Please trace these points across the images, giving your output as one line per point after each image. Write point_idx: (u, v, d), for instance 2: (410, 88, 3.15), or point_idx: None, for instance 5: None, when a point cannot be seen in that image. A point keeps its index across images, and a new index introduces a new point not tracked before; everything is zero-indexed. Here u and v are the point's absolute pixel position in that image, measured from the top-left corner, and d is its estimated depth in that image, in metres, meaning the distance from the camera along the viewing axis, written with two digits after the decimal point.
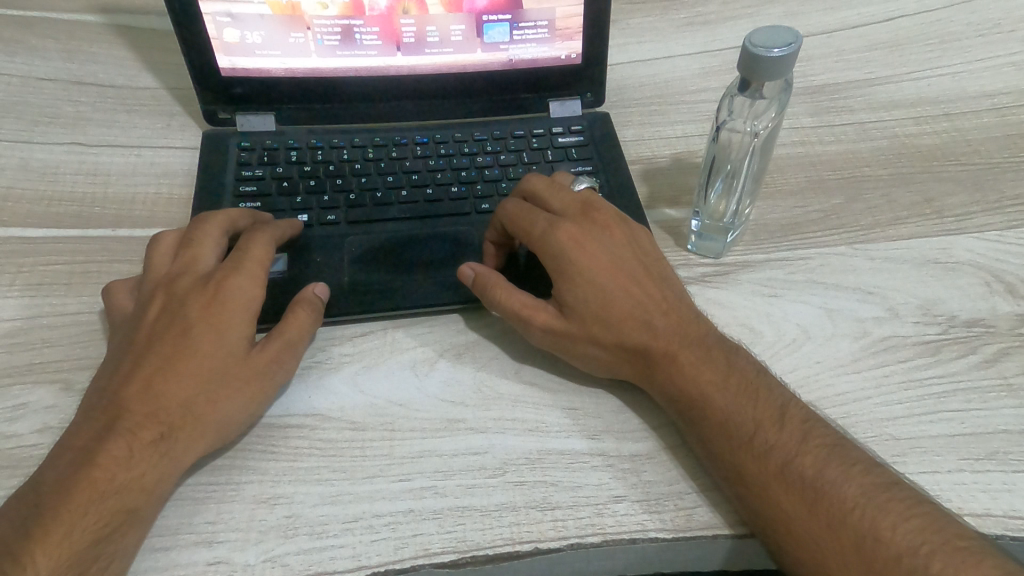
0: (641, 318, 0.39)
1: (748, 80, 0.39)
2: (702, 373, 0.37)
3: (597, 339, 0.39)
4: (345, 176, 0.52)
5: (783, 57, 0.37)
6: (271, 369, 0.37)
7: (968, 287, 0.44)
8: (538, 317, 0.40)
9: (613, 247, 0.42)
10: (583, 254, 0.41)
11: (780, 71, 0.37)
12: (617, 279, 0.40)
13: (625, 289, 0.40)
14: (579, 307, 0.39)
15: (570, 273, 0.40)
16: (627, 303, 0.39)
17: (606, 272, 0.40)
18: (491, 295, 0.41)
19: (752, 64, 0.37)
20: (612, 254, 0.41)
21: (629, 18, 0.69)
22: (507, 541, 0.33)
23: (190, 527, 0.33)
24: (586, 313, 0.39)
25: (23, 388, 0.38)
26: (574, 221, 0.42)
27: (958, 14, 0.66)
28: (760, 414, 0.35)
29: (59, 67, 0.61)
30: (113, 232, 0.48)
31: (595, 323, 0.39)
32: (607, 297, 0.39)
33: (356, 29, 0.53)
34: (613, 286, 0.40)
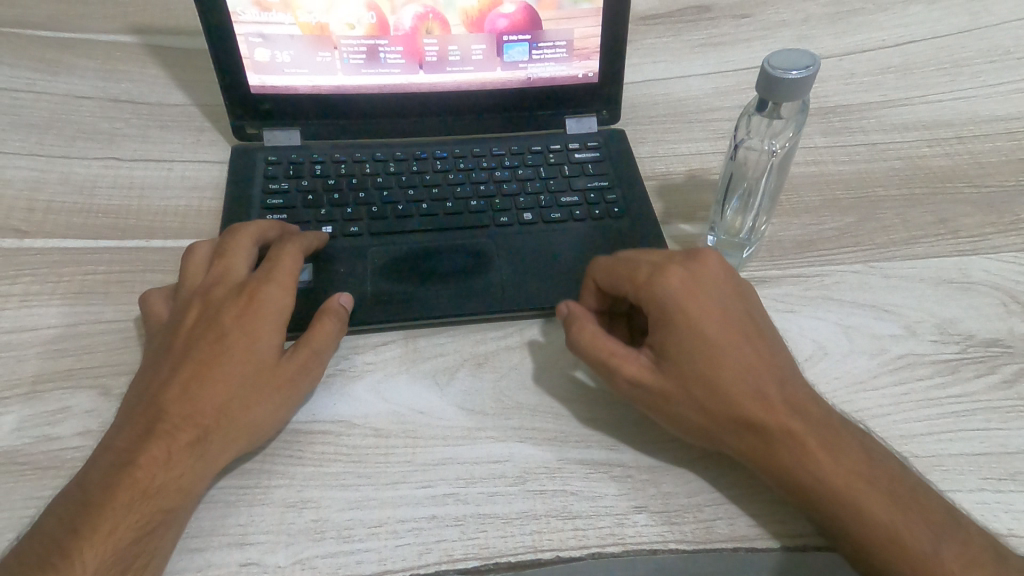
0: (762, 393, 0.35)
1: (763, 100, 0.40)
2: (808, 435, 0.34)
3: (695, 397, 0.36)
4: (368, 189, 0.54)
5: (800, 80, 0.38)
6: (299, 376, 0.38)
7: (984, 307, 0.44)
8: (627, 366, 0.38)
9: (729, 309, 0.38)
10: (698, 314, 0.37)
11: (794, 93, 0.38)
12: (735, 346, 0.37)
13: (739, 348, 0.37)
14: (692, 373, 0.36)
15: (683, 333, 0.37)
16: (736, 359, 0.36)
17: (719, 328, 0.37)
18: (581, 338, 0.40)
19: (768, 84, 0.39)
20: (723, 304, 0.38)
21: (644, 39, 0.71)
22: (529, 549, 0.34)
23: (222, 528, 0.34)
24: (700, 380, 0.36)
25: (63, 393, 0.40)
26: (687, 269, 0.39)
27: (968, 40, 0.67)
28: (855, 478, 0.33)
29: (96, 86, 0.63)
30: (147, 243, 0.50)
31: (704, 384, 0.36)
32: (713, 352, 0.36)
33: (381, 48, 0.55)
34: (727, 344, 0.37)
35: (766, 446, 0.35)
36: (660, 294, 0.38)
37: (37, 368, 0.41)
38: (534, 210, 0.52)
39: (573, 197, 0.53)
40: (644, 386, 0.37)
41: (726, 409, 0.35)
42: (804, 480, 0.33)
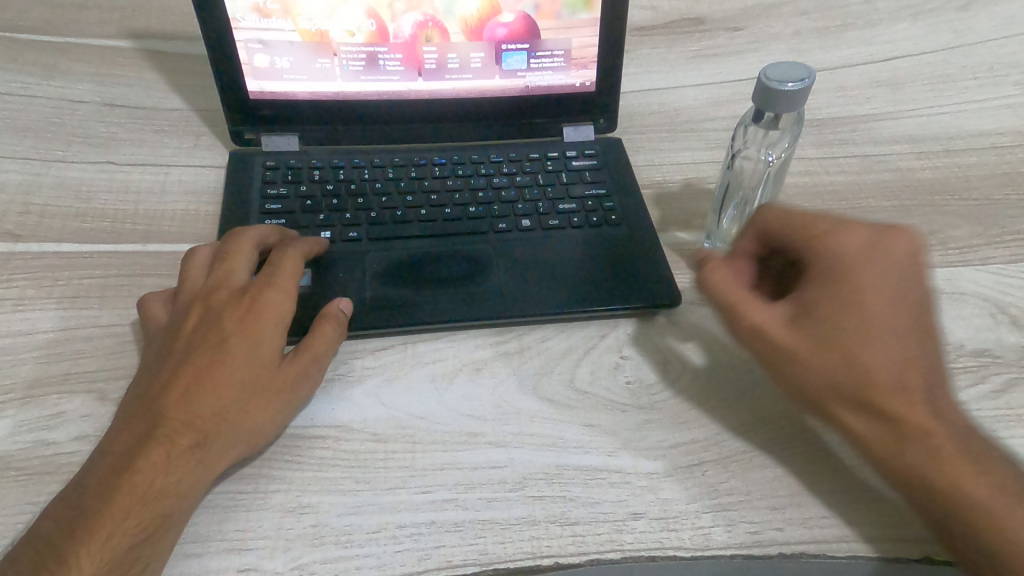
0: (901, 376, 0.35)
1: (761, 111, 0.41)
2: (940, 431, 0.34)
3: (828, 364, 0.35)
4: (366, 195, 0.54)
5: (796, 91, 0.38)
6: (299, 381, 0.38)
7: (974, 317, 0.45)
8: (756, 319, 0.38)
9: (895, 289, 0.37)
10: (880, 285, 0.36)
11: (791, 105, 0.39)
12: (890, 327, 0.36)
13: (889, 326, 0.36)
14: (825, 341, 0.36)
15: (857, 308, 0.36)
16: (886, 341, 0.35)
17: (886, 306, 0.36)
18: (714, 278, 0.40)
19: (765, 96, 0.39)
20: (899, 284, 0.37)
21: (639, 49, 0.72)
22: (529, 555, 0.34)
23: (220, 533, 0.34)
24: (835, 350, 0.35)
25: (59, 397, 0.39)
26: (856, 250, 0.38)
27: (955, 57, 0.68)
28: (972, 474, 0.33)
29: (93, 89, 0.63)
30: (144, 247, 0.50)
31: (840, 349, 0.35)
32: (859, 332, 0.35)
33: (380, 55, 0.56)
34: (884, 321, 0.36)
35: (891, 423, 0.34)
36: (841, 265, 0.37)
37: (31, 372, 0.41)
38: (532, 217, 0.53)
39: (571, 204, 0.54)
40: (765, 341, 0.37)
41: (856, 381, 0.35)
42: (917, 464, 0.33)
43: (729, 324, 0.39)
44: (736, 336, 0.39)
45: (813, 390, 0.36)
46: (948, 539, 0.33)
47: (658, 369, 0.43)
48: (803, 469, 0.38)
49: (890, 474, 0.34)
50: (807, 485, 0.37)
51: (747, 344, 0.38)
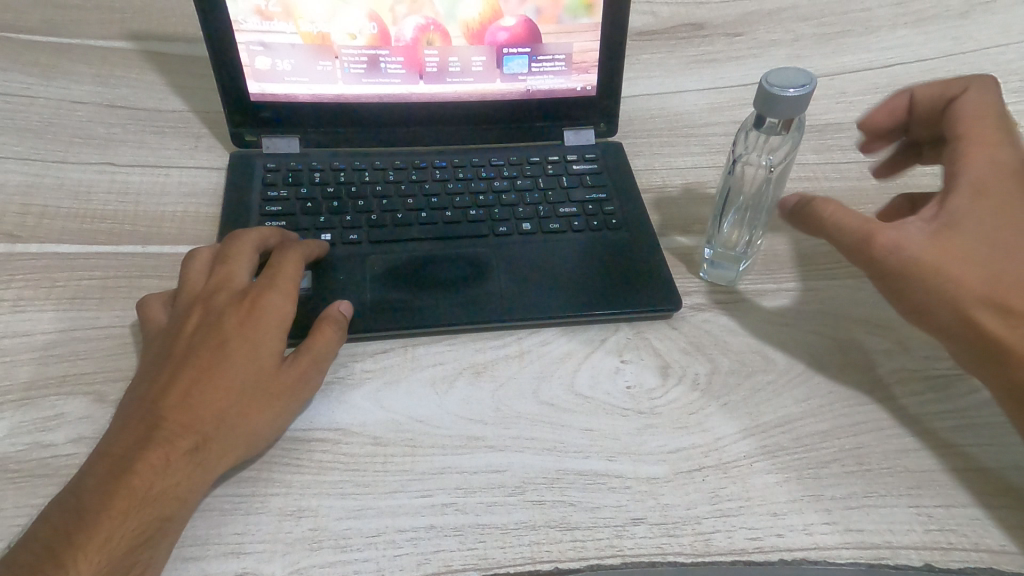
0: (1023, 273, 0.38)
1: (762, 117, 0.41)
2: None
3: (962, 273, 0.38)
4: (367, 198, 0.54)
5: (797, 97, 0.38)
6: (299, 384, 0.38)
7: None
8: (894, 236, 0.39)
9: (1015, 194, 0.40)
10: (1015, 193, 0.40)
11: (792, 111, 0.39)
12: (1010, 231, 0.39)
13: (1010, 229, 0.39)
14: (959, 249, 0.38)
15: (994, 216, 0.39)
16: (1006, 245, 0.38)
17: (1009, 210, 0.39)
18: (829, 211, 0.41)
19: (766, 102, 0.39)
20: (1015, 191, 0.40)
21: (640, 54, 0.72)
22: (528, 560, 0.34)
23: (217, 537, 0.34)
24: (965, 256, 0.38)
25: (57, 399, 0.39)
26: (1004, 148, 0.41)
27: (953, 64, 0.68)
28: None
29: (93, 91, 0.63)
30: (143, 249, 0.50)
31: (969, 254, 0.38)
32: (991, 235, 0.38)
33: (381, 58, 0.56)
34: (1003, 226, 0.39)
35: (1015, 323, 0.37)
36: (978, 181, 0.40)
37: (30, 373, 0.40)
38: (532, 221, 0.53)
39: (571, 208, 0.54)
40: (901, 258, 0.39)
41: (990, 288, 0.37)
42: None
43: (854, 247, 0.40)
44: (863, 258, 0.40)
45: (947, 297, 0.38)
46: None
47: (658, 373, 0.43)
48: (803, 475, 0.37)
49: (1008, 370, 0.37)
50: (807, 491, 0.37)
51: (876, 263, 0.40)
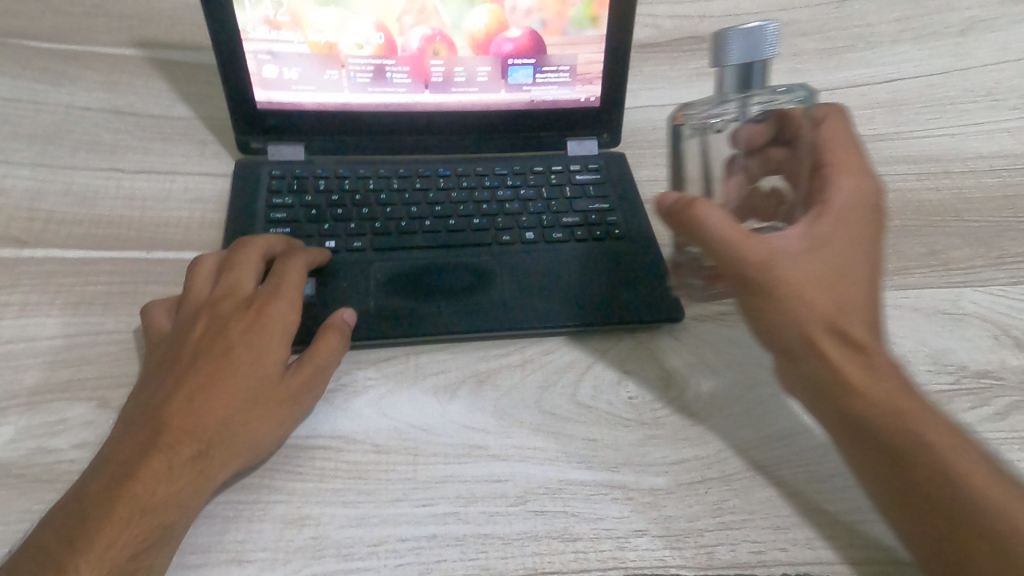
0: (851, 302, 0.38)
1: (724, 68, 0.40)
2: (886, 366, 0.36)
3: (803, 290, 0.37)
4: (371, 205, 0.54)
5: (746, 32, 0.38)
6: (302, 393, 0.38)
7: (975, 339, 0.45)
8: (763, 250, 0.37)
9: (855, 226, 0.40)
10: (852, 224, 0.40)
11: (750, 48, 0.38)
12: (850, 258, 0.39)
13: (851, 255, 0.39)
14: (798, 266, 0.38)
15: (831, 241, 0.39)
16: (849, 268, 0.38)
17: (846, 238, 0.39)
18: (707, 216, 0.37)
19: (718, 43, 0.39)
20: (856, 220, 0.40)
21: (643, 66, 0.72)
22: (530, 571, 0.34)
23: (220, 544, 0.34)
24: (801, 272, 0.37)
25: (61, 405, 0.39)
26: (862, 173, 0.42)
27: (954, 80, 0.69)
28: (921, 405, 0.35)
29: (101, 97, 0.64)
30: (149, 254, 0.50)
31: (808, 271, 0.38)
32: (837, 256, 0.38)
33: (387, 68, 0.56)
34: (844, 251, 0.39)
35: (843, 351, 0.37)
36: (828, 209, 0.40)
37: (35, 378, 0.41)
38: (536, 230, 0.53)
39: (574, 217, 0.54)
40: (760, 267, 0.37)
41: (828, 309, 0.37)
42: (868, 387, 0.35)
43: (723, 255, 0.38)
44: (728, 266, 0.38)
45: (794, 318, 0.37)
46: (893, 459, 0.33)
47: (660, 384, 0.43)
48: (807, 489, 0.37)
49: (846, 391, 0.36)
50: (809, 505, 0.37)
51: (738, 270, 0.38)
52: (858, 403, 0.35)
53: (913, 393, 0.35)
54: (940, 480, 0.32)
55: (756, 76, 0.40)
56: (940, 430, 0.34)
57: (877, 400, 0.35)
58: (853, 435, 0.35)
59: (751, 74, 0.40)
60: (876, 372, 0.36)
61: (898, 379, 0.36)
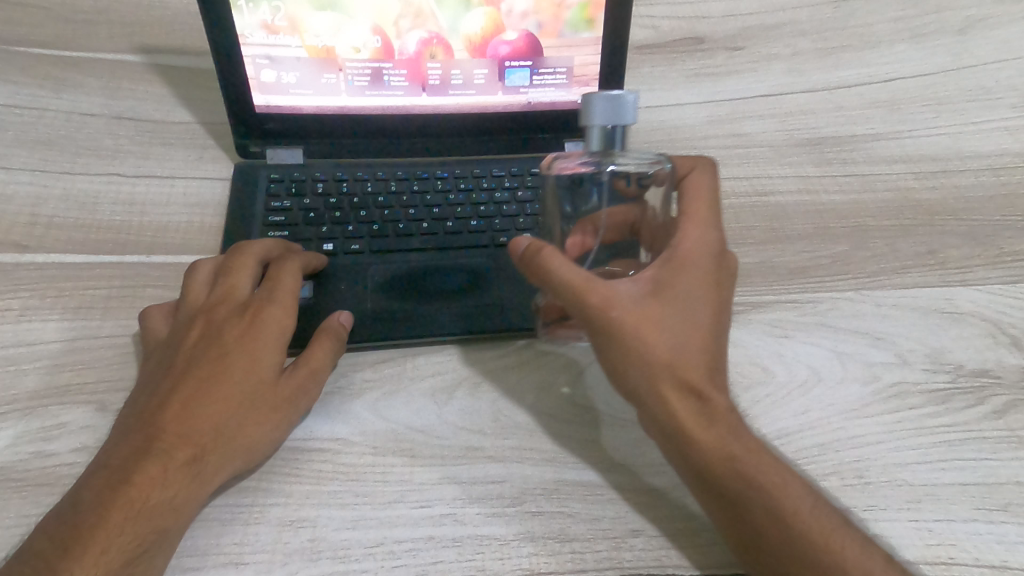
0: (700, 350, 0.37)
1: (590, 128, 0.40)
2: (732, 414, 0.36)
3: (651, 339, 0.37)
4: (369, 208, 0.54)
5: (609, 96, 0.38)
6: (298, 396, 0.39)
7: (972, 337, 0.45)
8: (604, 297, 0.37)
9: (703, 271, 0.40)
10: (699, 270, 0.39)
11: (614, 112, 0.39)
12: (701, 305, 0.38)
13: (704, 302, 0.39)
14: (645, 314, 0.37)
15: (677, 289, 0.39)
16: (692, 316, 0.38)
17: (697, 285, 0.39)
18: (553, 264, 0.38)
19: (586, 105, 0.40)
20: (707, 265, 0.40)
21: (641, 67, 0.72)
22: (526, 571, 0.34)
23: (217, 547, 0.34)
24: (648, 321, 0.37)
25: (60, 408, 0.40)
26: (709, 223, 0.42)
27: (953, 78, 0.69)
28: (764, 456, 0.35)
29: (101, 103, 0.64)
30: (148, 259, 0.50)
31: (653, 320, 0.37)
32: (683, 303, 0.38)
33: (385, 71, 0.57)
34: (693, 299, 0.38)
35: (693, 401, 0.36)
36: (681, 254, 0.40)
37: (35, 383, 0.41)
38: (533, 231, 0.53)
39: None
40: (607, 316, 0.37)
41: (677, 358, 0.37)
42: (712, 440, 0.35)
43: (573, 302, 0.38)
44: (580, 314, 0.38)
45: (639, 368, 0.37)
46: (734, 508, 0.33)
47: None
48: None
49: (691, 443, 0.35)
50: None
51: (589, 318, 0.37)
52: (699, 456, 0.35)
53: (754, 446, 0.35)
54: (787, 536, 0.32)
55: (618, 141, 0.40)
56: (777, 485, 0.33)
57: (718, 452, 0.34)
58: (700, 484, 0.35)
59: (613, 139, 0.40)
60: (715, 426, 0.35)
61: (736, 429, 0.35)
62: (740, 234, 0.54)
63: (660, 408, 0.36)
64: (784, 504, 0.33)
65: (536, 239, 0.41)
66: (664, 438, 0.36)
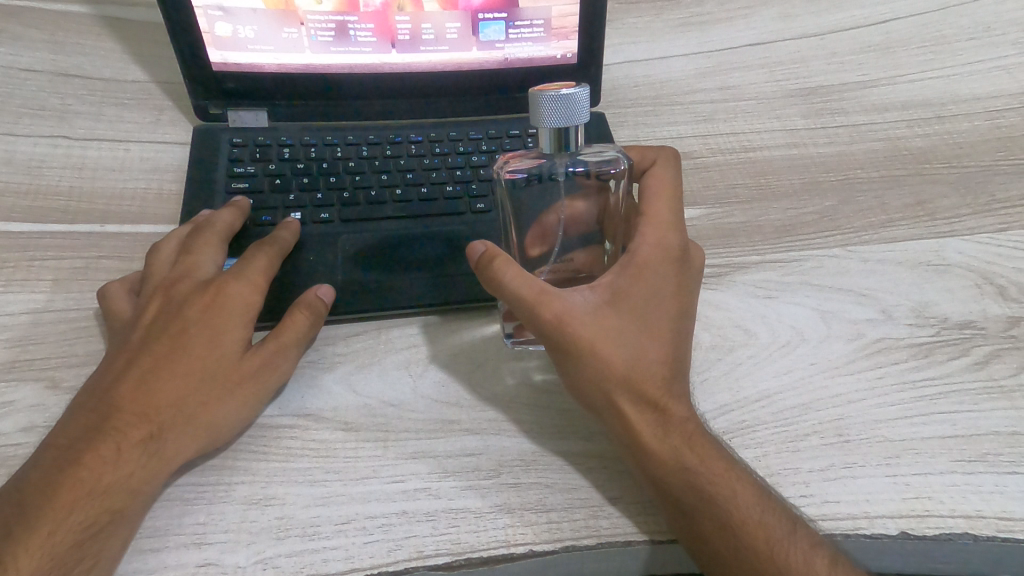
0: (657, 359, 0.36)
1: (540, 128, 0.37)
2: (689, 418, 0.35)
3: (605, 351, 0.36)
4: (339, 174, 0.51)
5: (559, 95, 0.35)
6: (264, 372, 0.37)
7: (959, 289, 0.44)
8: (557, 310, 0.36)
9: (660, 278, 0.38)
10: (657, 276, 0.38)
11: (566, 113, 0.36)
12: (657, 313, 0.37)
13: (659, 309, 0.38)
14: (598, 326, 0.36)
15: (632, 300, 0.38)
16: (648, 326, 0.37)
17: (653, 293, 0.38)
18: (506, 272, 0.36)
19: (534, 105, 0.36)
20: (665, 271, 0.39)
21: (625, 17, 0.69)
22: (503, 543, 0.33)
23: (178, 527, 0.32)
24: (601, 333, 0.36)
25: (8, 387, 0.37)
26: (670, 225, 0.40)
27: (949, 18, 0.67)
28: (718, 455, 0.34)
29: (44, 58, 0.59)
30: (101, 228, 0.47)
31: (606, 332, 0.36)
32: (637, 312, 0.37)
33: (350, 25, 0.53)
34: (649, 307, 0.37)
35: (647, 411, 0.35)
36: (638, 260, 0.39)
37: None
38: None
39: None
40: (557, 328, 0.36)
41: (632, 369, 0.35)
42: (667, 448, 0.34)
43: (523, 314, 0.36)
44: (532, 327, 0.37)
45: (592, 380, 0.36)
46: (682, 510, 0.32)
47: None
48: (782, 449, 0.36)
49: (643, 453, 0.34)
50: (786, 464, 0.36)
51: (541, 330, 0.36)
52: (652, 464, 0.34)
53: (713, 449, 0.34)
54: (739, 538, 0.31)
55: (572, 140, 0.38)
56: (730, 487, 0.32)
57: (670, 459, 0.33)
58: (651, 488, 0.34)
59: (568, 139, 0.38)
60: (671, 432, 0.34)
61: (695, 437, 0.34)
62: (725, 192, 0.52)
63: (614, 420, 0.35)
64: (731, 500, 0.32)
65: (493, 244, 0.38)
66: (620, 448, 0.35)
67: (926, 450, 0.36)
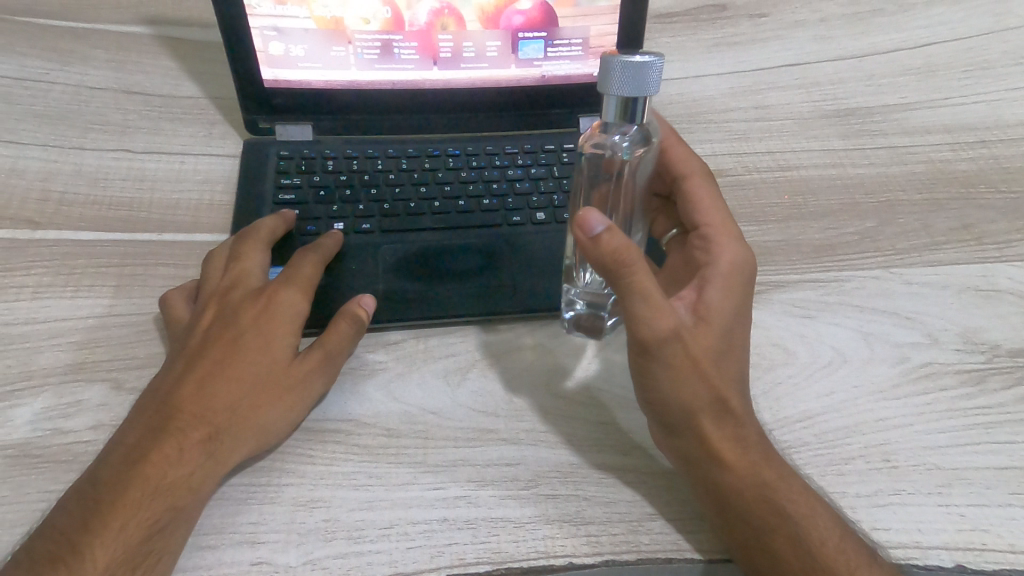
0: (735, 377, 0.37)
1: (605, 97, 0.34)
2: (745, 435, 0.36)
3: (704, 371, 0.35)
4: (379, 186, 0.53)
5: (632, 60, 0.32)
6: (311, 378, 0.38)
7: (1011, 315, 0.44)
8: (671, 326, 0.34)
9: (744, 295, 0.39)
10: (742, 293, 0.39)
11: (637, 82, 0.33)
12: (739, 329, 0.38)
13: (740, 325, 0.38)
14: (700, 344, 0.36)
15: (727, 317, 0.37)
16: (733, 343, 0.37)
17: (738, 309, 0.38)
18: (639, 273, 0.33)
19: (604, 70, 0.33)
20: (747, 288, 0.39)
21: (660, 36, 0.70)
22: (542, 554, 0.33)
23: (233, 526, 0.34)
24: (702, 351, 0.36)
25: (77, 386, 0.39)
26: (739, 237, 0.41)
27: (993, 42, 0.66)
28: (764, 471, 0.34)
29: (109, 76, 0.63)
30: (159, 237, 0.50)
31: (706, 350, 0.36)
32: (728, 329, 0.37)
33: (395, 43, 0.55)
34: (736, 325, 0.38)
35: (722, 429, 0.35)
36: (729, 275, 0.38)
37: (52, 361, 0.41)
38: (547, 210, 0.52)
39: None
40: (666, 343, 0.34)
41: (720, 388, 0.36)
42: (728, 463, 0.35)
43: (634, 325, 0.34)
44: (640, 336, 0.35)
45: (687, 397, 0.35)
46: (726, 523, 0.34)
47: None
48: (825, 472, 0.36)
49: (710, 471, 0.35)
50: (829, 487, 0.36)
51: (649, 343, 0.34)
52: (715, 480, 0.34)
53: (759, 464, 0.35)
54: (785, 556, 0.32)
55: (639, 113, 0.34)
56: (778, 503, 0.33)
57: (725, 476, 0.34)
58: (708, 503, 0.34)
59: (632, 108, 0.34)
60: (732, 449, 0.35)
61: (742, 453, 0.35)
62: (762, 211, 0.52)
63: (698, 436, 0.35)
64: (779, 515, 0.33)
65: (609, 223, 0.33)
66: (687, 466, 0.35)
67: (976, 480, 0.36)
